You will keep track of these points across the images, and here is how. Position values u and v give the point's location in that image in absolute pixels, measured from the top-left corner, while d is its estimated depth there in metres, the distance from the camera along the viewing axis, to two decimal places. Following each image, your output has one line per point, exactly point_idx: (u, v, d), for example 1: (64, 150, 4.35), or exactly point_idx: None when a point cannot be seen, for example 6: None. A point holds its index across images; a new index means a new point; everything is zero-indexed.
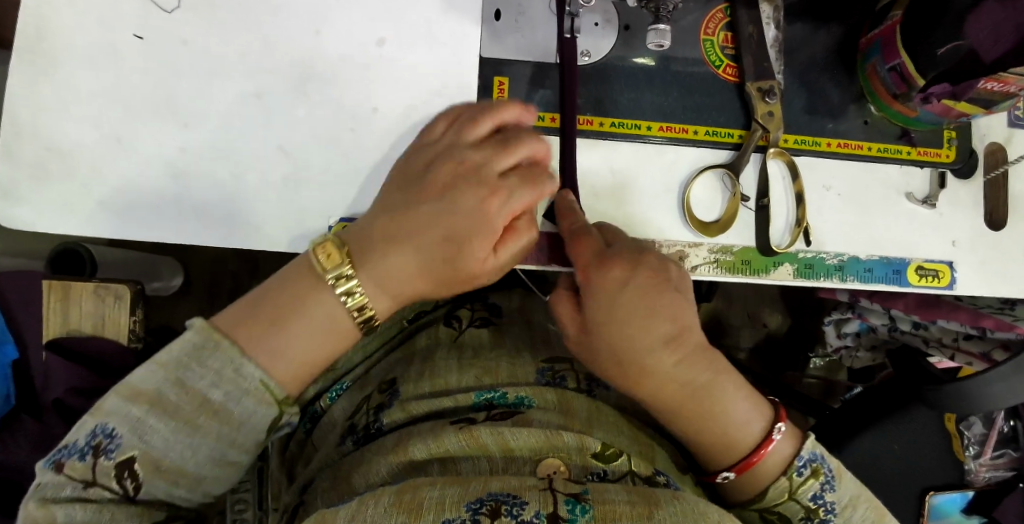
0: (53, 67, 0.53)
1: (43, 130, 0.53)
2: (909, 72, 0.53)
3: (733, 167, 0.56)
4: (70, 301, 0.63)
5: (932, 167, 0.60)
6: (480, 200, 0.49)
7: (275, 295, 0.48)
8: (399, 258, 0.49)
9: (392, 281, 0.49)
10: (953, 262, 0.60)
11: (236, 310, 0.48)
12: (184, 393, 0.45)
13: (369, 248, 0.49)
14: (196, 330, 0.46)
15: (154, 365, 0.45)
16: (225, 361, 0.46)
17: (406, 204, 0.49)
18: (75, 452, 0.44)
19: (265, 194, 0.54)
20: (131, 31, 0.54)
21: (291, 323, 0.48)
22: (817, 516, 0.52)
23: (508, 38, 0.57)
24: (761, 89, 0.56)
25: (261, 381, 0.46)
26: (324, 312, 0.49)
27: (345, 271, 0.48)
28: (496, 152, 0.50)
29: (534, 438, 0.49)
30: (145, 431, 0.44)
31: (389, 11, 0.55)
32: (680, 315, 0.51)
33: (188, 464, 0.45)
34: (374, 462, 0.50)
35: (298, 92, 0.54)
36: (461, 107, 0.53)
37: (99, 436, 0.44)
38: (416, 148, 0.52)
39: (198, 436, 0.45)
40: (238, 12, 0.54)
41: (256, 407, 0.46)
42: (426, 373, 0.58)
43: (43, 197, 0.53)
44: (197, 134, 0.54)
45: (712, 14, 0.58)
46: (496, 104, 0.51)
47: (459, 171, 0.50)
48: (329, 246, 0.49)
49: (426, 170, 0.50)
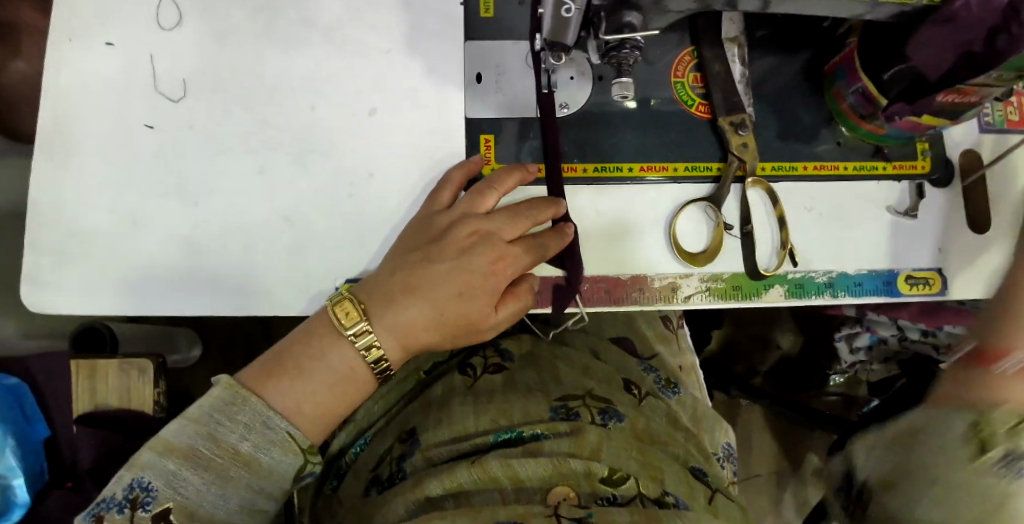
0: (72, 159, 0.58)
1: (66, 217, 0.57)
2: (871, 93, 0.56)
3: (714, 198, 0.59)
4: (97, 377, 0.65)
5: (910, 180, 0.62)
6: (489, 261, 0.52)
7: (296, 351, 0.51)
8: (410, 313, 0.52)
9: (409, 334, 0.52)
10: (941, 269, 0.61)
11: (260, 367, 0.51)
12: (216, 447, 0.47)
13: (382, 305, 0.52)
14: (224, 387, 0.48)
15: (184, 420, 0.47)
16: (254, 413, 0.48)
17: (424, 260, 0.53)
18: (113, 505, 0.45)
19: (273, 261, 0.57)
20: (142, 121, 0.58)
21: (310, 378, 0.50)
22: None
23: (489, 97, 0.60)
24: (733, 122, 0.59)
25: (286, 432, 0.49)
26: (340, 362, 0.51)
27: (362, 327, 0.51)
28: (509, 222, 0.54)
29: (544, 467, 0.52)
30: (179, 482, 0.46)
31: (377, 83, 0.59)
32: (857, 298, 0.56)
33: (220, 513, 0.47)
34: (393, 502, 0.53)
35: (297, 164, 0.58)
36: (463, 172, 0.57)
37: (136, 489, 0.45)
38: (428, 213, 0.55)
39: (228, 487, 0.47)
40: (238, 94, 0.59)
41: (283, 456, 0.49)
42: (444, 420, 0.60)
43: (65, 279, 0.57)
44: (206, 210, 0.57)
45: (680, 57, 0.62)
46: (503, 170, 0.55)
47: (477, 234, 0.53)
48: (345, 303, 0.52)
49: (446, 230, 0.54)
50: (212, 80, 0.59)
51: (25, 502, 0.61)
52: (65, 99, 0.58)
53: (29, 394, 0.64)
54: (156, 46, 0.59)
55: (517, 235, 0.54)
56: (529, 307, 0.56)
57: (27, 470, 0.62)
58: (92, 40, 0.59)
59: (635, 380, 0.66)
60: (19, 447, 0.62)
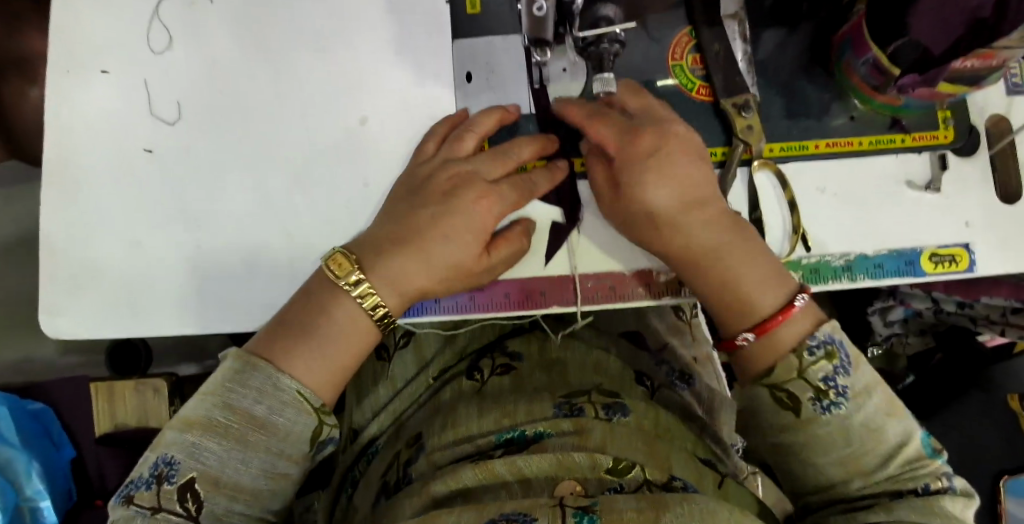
0: (79, 189, 0.59)
1: (77, 247, 0.58)
2: (882, 63, 0.53)
3: (719, 186, 0.56)
4: (116, 399, 0.68)
5: (931, 151, 0.59)
6: (470, 202, 0.52)
7: (295, 315, 0.51)
8: (405, 263, 0.52)
9: (402, 281, 0.52)
10: (970, 244, 0.57)
11: (263, 336, 0.51)
12: (231, 413, 0.46)
13: (375, 254, 0.52)
14: (233, 359, 0.48)
15: (201, 394, 0.48)
16: (265, 379, 0.48)
17: (409, 208, 0.53)
18: (142, 484, 0.45)
19: (277, 276, 0.57)
20: (141, 145, 0.59)
21: (316, 334, 0.50)
22: (828, 398, 0.48)
23: (481, 96, 0.59)
24: (736, 104, 0.57)
25: (297, 391, 0.48)
26: (344, 320, 0.51)
27: (356, 276, 0.51)
28: (492, 161, 0.54)
29: (547, 460, 0.50)
30: (201, 453, 0.46)
31: (367, 91, 0.59)
32: (694, 182, 0.52)
33: (244, 480, 0.46)
34: (401, 506, 0.52)
35: (293, 178, 0.58)
36: (443, 124, 0.57)
37: (161, 464, 0.46)
38: (413, 166, 0.56)
39: (250, 451, 0.46)
40: (230, 112, 0.59)
41: (298, 417, 0.48)
42: (449, 424, 0.59)
43: (78, 308, 0.58)
44: (208, 232, 0.58)
45: (677, 39, 0.59)
46: (481, 112, 0.56)
47: (458, 177, 0.54)
48: (337, 257, 0.52)
49: (429, 177, 0.54)
50: (204, 100, 0.59)
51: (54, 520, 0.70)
52: (66, 129, 0.59)
53: (55, 421, 0.75)
54: (149, 71, 0.60)
55: (501, 174, 0.54)
56: (524, 252, 0.55)
57: (53, 492, 0.71)
58: (88, 69, 0.60)
59: (646, 372, 0.67)
60: (44, 471, 0.71)
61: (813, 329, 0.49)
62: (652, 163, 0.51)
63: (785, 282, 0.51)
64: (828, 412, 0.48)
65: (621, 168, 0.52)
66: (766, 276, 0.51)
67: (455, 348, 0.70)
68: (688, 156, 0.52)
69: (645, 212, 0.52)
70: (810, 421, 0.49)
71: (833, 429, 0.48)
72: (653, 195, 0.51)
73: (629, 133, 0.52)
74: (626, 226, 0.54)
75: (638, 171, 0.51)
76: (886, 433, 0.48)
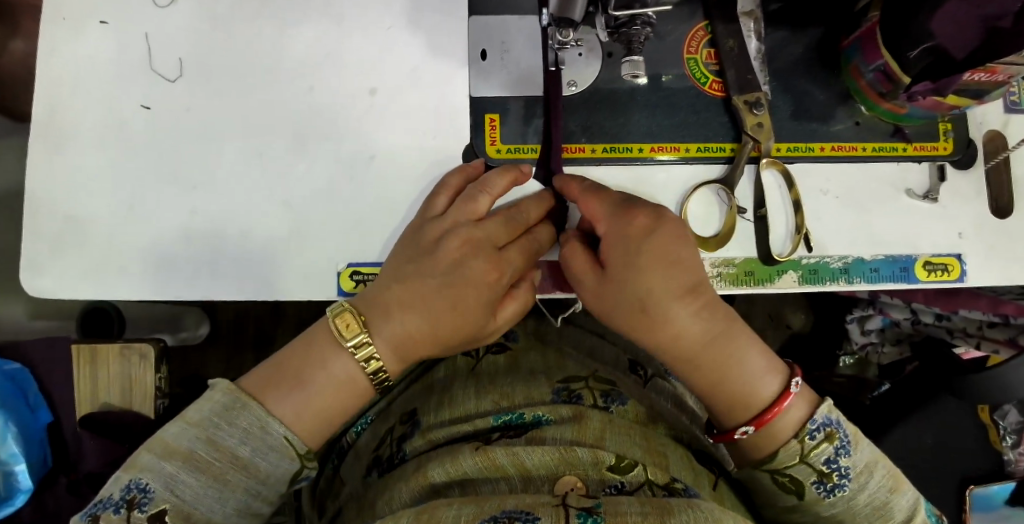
0: (69, 143, 0.56)
1: (63, 203, 0.56)
2: (892, 69, 0.53)
3: (726, 181, 0.57)
4: (98, 362, 0.66)
5: (931, 161, 0.59)
6: (483, 273, 0.52)
7: (296, 362, 0.50)
8: (408, 324, 0.51)
9: (406, 346, 0.51)
10: (961, 254, 0.59)
11: (259, 376, 0.50)
12: (214, 450, 0.46)
13: (382, 316, 0.51)
14: (225, 391, 0.47)
15: (186, 423, 0.47)
16: (254, 420, 0.47)
17: (418, 273, 0.52)
18: (111, 505, 0.45)
19: (276, 246, 0.56)
20: (138, 102, 0.57)
21: (309, 386, 0.49)
22: (830, 480, 0.49)
23: (493, 75, 0.58)
24: (747, 102, 0.57)
25: (285, 438, 0.47)
26: (338, 374, 0.50)
27: (363, 339, 0.50)
28: (501, 231, 0.53)
29: (550, 455, 0.49)
30: (176, 484, 0.45)
31: (379, 62, 0.58)
32: (696, 266, 0.51)
33: (216, 517, 0.46)
34: (396, 489, 0.52)
35: (297, 147, 0.57)
36: (459, 177, 0.55)
37: (134, 490, 0.45)
38: (421, 221, 0.54)
39: (227, 490, 0.46)
40: (236, 74, 0.57)
41: (279, 462, 0.47)
42: (445, 403, 0.59)
43: (64, 266, 0.56)
44: (204, 197, 0.56)
45: (693, 32, 0.60)
46: (496, 171, 0.54)
47: (468, 246, 0.52)
48: (346, 314, 0.50)
49: (436, 243, 0.52)
50: (208, 59, 0.57)
51: (28, 488, 0.69)
52: (59, 81, 0.57)
53: (31, 382, 0.74)
54: (150, 25, 0.58)
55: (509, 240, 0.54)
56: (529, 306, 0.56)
57: (29, 460, 0.70)
58: (87, 20, 0.58)
59: (640, 362, 0.67)
60: (20, 436, 0.70)
61: (812, 412, 0.50)
62: (635, 259, 0.50)
63: (779, 369, 0.51)
64: (831, 494, 0.49)
65: (619, 266, 0.50)
66: (762, 366, 0.51)
67: None
68: (677, 240, 0.51)
69: (644, 297, 0.50)
70: (813, 503, 0.50)
71: (836, 509, 0.50)
72: (639, 286, 0.50)
73: (616, 218, 0.51)
74: (615, 318, 0.52)
75: (623, 265, 0.50)
76: (893, 511, 0.50)
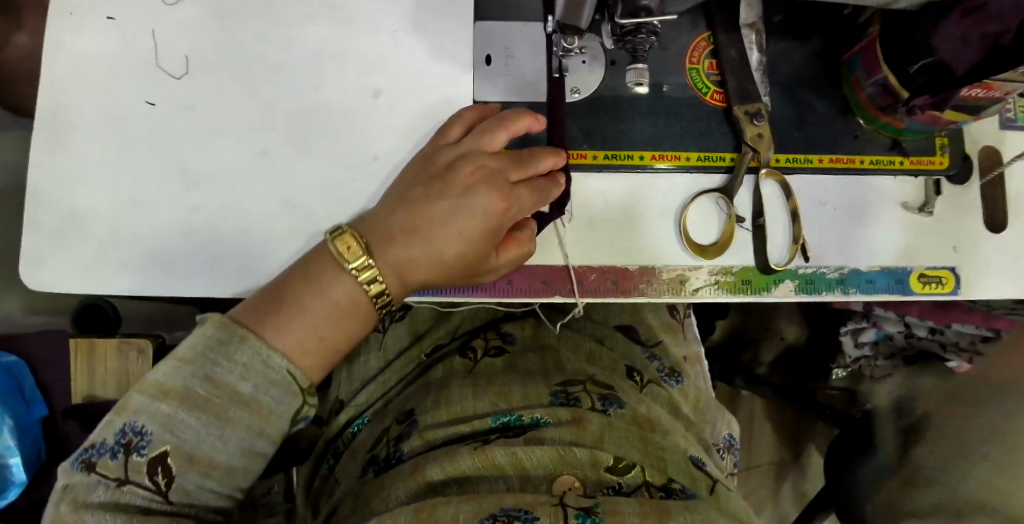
0: (71, 136, 0.57)
1: (66, 195, 0.56)
2: (891, 83, 0.54)
3: (726, 190, 0.58)
4: (97, 358, 0.67)
5: (927, 175, 0.60)
6: (491, 202, 0.51)
7: (295, 289, 0.48)
8: (411, 250, 0.50)
9: (409, 271, 0.51)
10: (956, 268, 0.59)
11: (255, 303, 0.48)
12: (213, 387, 0.44)
13: (384, 238, 0.50)
14: (218, 325, 0.45)
15: (178, 361, 0.44)
16: (253, 354, 0.45)
17: (426, 198, 0.52)
18: (106, 451, 0.42)
19: (278, 244, 0.56)
20: (143, 98, 0.57)
21: (309, 311, 0.47)
22: None
23: (498, 80, 0.59)
24: (748, 112, 0.57)
25: (287, 372, 0.46)
26: (340, 297, 0.48)
27: (365, 261, 0.49)
28: (514, 165, 0.53)
29: (547, 455, 0.50)
30: (175, 425, 0.43)
31: (385, 64, 0.58)
32: None
33: (220, 457, 0.44)
34: (393, 486, 0.51)
35: (301, 145, 0.57)
36: (477, 112, 0.56)
37: (129, 433, 0.42)
38: (436, 147, 0.55)
39: (228, 427, 0.44)
40: (242, 72, 0.58)
41: (283, 397, 0.46)
42: (442, 401, 0.59)
43: (64, 260, 0.56)
44: (208, 193, 0.56)
45: (696, 43, 0.60)
46: (513, 111, 0.54)
47: (480, 174, 0.52)
48: (346, 237, 0.49)
49: (448, 167, 0.53)
50: (216, 54, 0.58)
51: (22, 481, 0.69)
52: (64, 75, 0.57)
53: (28, 376, 0.74)
54: (157, 22, 0.58)
55: (520, 178, 0.53)
56: (529, 254, 0.55)
57: (24, 451, 0.70)
58: (93, 15, 0.58)
59: (637, 367, 0.67)
60: (16, 429, 0.70)
61: None
62: None
63: None
64: None
65: None
66: None
67: (448, 326, 0.71)
68: None
69: None
70: None
71: None
72: None
73: None
74: None
75: None
76: None
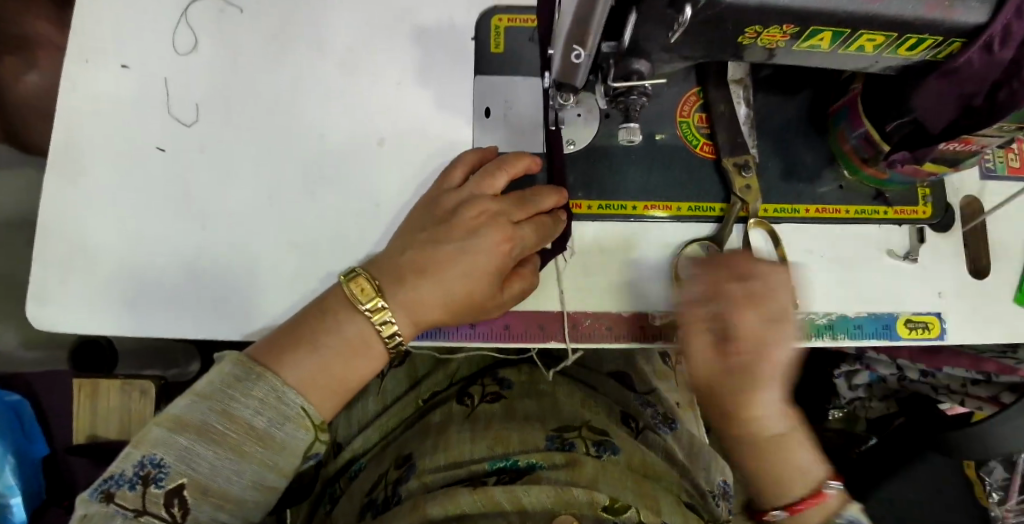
0: (82, 176, 0.58)
1: (75, 234, 0.58)
2: (873, 136, 0.57)
3: (716, 238, 0.60)
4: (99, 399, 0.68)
5: (912, 224, 0.62)
6: (494, 242, 0.53)
7: (308, 328, 0.50)
8: (420, 290, 0.52)
9: (419, 311, 0.52)
10: (941, 312, 0.61)
11: (267, 343, 0.49)
12: (230, 422, 0.45)
13: (395, 280, 0.52)
14: (235, 363, 0.47)
15: (196, 396, 0.46)
16: (270, 390, 0.46)
17: (432, 240, 0.53)
18: (124, 482, 0.43)
19: (281, 285, 0.58)
20: (155, 143, 0.59)
21: (321, 349, 0.49)
22: None
23: (497, 130, 0.61)
24: (737, 164, 0.60)
25: (301, 407, 0.47)
26: (353, 335, 0.50)
27: (378, 303, 0.50)
28: (517, 204, 0.55)
29: (546, 494, 0.52)
30: (192, 459, 0.44)
31: (388, 115, 0.61)
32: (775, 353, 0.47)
33: (233, 489, 0.45)
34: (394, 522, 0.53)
35: (306, 191, 0.59)
36: (476, 156, 0.58)
37: (148, 465, 0.43)
38: (439, 191, 0.57)
39: (242, 461, 0.45)
40: (251, 119, 0.60)
41: (297, 431, 0.47)
42: (441, 446, 0.60)
43: (72, 298, 0.57)
44: (214, 233, 0.58)
45: (687, 96, 0.63)
46: (513, 154, 0.57)
47: (483, 216, 0.54)
48: (359, 279, 0.51)
49: (453, 210, 0.55)
50: (225, 102, 0.60)
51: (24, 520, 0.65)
52: (78, 118, 0.59)
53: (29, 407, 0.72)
54: (170, 71, 0.60)
55: (523, 216, 0.55)
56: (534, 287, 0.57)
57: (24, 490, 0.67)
58: (109, 63, 0.61)
59: (631, 413, 0.68)
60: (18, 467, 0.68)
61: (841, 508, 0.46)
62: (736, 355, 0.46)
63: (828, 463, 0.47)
64: None
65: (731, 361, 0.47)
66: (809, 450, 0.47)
67: (446, 371, 0.71)
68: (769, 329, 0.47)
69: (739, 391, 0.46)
70: None
71: None
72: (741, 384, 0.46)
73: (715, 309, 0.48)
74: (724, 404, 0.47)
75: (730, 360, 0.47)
76: None
